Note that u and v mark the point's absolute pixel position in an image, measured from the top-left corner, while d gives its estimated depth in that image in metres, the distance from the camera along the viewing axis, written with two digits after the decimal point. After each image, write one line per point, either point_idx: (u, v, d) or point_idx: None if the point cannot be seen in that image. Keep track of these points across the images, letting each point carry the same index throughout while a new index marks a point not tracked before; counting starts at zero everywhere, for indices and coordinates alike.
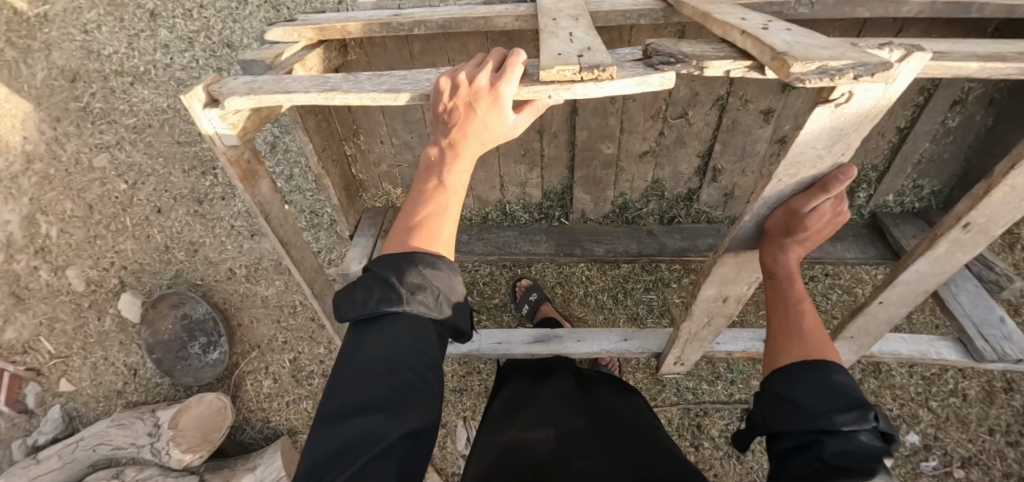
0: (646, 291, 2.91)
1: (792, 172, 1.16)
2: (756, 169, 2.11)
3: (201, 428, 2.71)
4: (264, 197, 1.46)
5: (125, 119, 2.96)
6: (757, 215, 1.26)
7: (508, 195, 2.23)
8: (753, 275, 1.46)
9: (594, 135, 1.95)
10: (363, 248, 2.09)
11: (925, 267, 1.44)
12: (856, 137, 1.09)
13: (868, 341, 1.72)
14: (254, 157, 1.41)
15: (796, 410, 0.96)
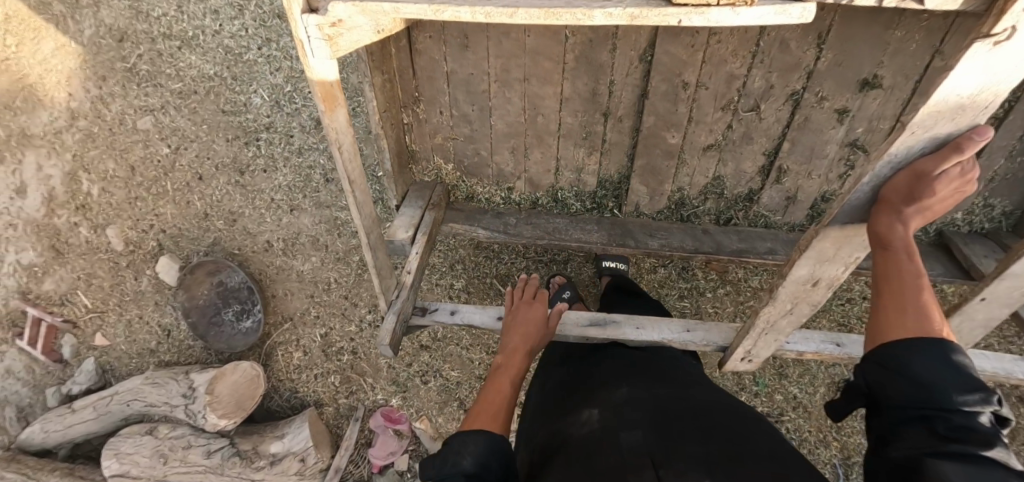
0: (680, 298, 2.84)
1: (929, 123, 1.03)
2: (823, 172, 2.02)
3: (236, 395, 2.78)
4: (342, 130, 1.38)
5: (170, 83, 2.93)
6: (876, 177, 1.12)
7: (561, 180, 2.16)
8: (854, 255, 1.30)
9: (660, 122, 1.90)
10: (410, 218, 1.97)
11: (1000, 290, 1.40)
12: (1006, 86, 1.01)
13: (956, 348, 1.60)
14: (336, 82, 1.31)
15: (908, 382, 0.83)
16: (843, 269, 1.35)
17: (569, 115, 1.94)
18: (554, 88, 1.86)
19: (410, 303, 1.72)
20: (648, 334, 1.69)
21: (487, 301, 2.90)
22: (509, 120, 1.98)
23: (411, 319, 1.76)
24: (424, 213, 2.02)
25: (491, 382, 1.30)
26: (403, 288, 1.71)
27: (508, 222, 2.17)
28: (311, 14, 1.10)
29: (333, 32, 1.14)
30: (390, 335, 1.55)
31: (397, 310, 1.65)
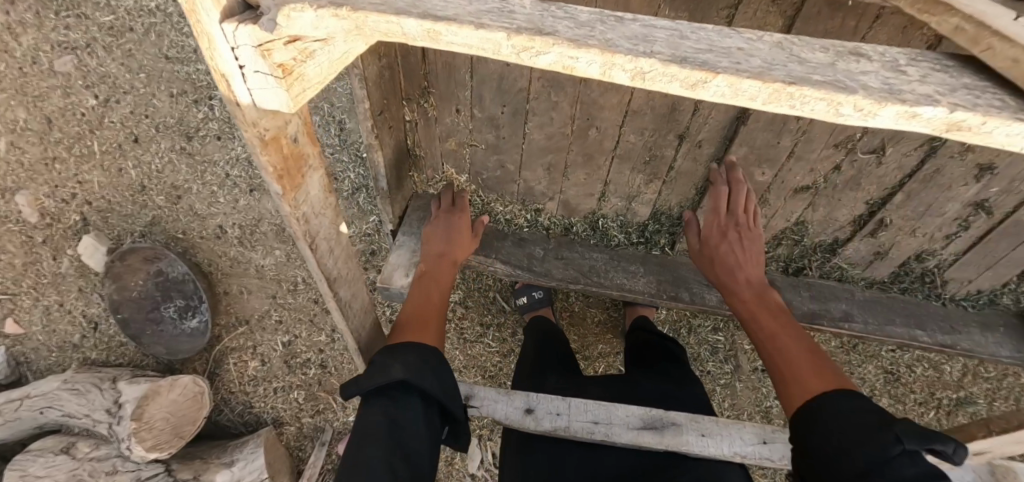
0: (714, 331, 2.52)
1: None
2: (930, 230, 1.68)
3: (173, 417, 2.31)
4: (315, 199, 1.05)
5: (99, 16, 2.30)
6: None
7: (606, 207, 1.68)
8: None
9: (751, 155, 1.44)
10: (412, 253, 1.51)
11: None
12: None
13: None
14: (299, 134, 0.95)
15: (837, 449, 0.88)
16: None
17: (630, 133, 1.43)
18: (618, 98, 1.34)
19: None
20: (717, 448, 1.29)
21: (487, 319, 2.47)
22: (549, 132, 1.46)
23: None
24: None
25: (422, 296, 1.31)
26: None
27: (531, 254, 1.68)
28: (243, 24, 0.66)
29: (287, 56, 0.72)
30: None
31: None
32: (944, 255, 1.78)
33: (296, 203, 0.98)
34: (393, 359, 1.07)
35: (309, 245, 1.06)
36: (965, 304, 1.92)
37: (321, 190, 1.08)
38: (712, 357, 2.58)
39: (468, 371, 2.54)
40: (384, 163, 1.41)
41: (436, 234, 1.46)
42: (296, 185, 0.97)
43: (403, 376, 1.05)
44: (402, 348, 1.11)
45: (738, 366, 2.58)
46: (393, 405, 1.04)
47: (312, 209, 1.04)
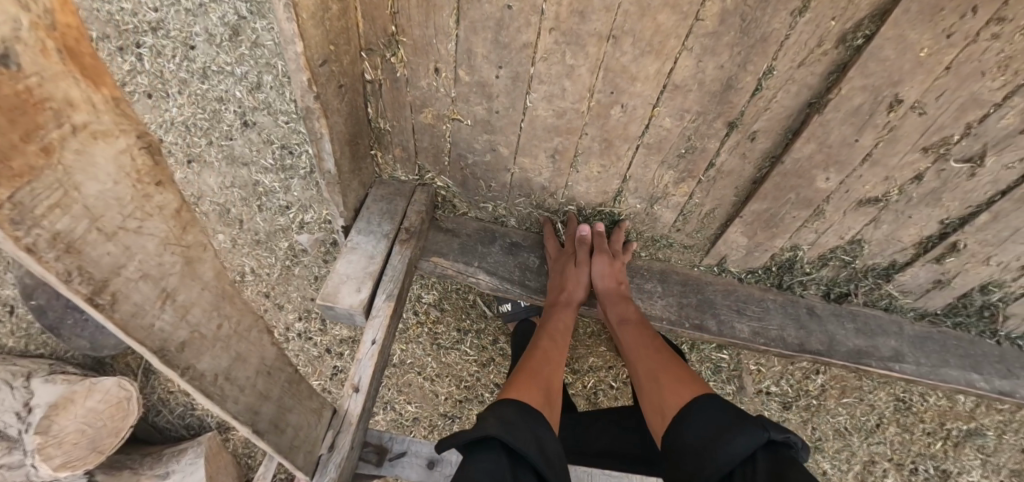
0: (719, 349, 2.23)
1: None
2: (1009, 260, 1.36)
3: (89, 429, 1.86)
4: (97, 201, 0.47)
5: None
6: None
7: (619, 208, 1.33)
8: None
9: (820, 154, 1.11)
10: (367, 259, 1.14)
11: None
12: None
13: None
14: (23, 59, 0.39)
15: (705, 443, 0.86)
16: None
17: (666, 116, 1.10)
18: (656, 65, 1.01)
19: (355, 452, 0.97)
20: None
21: (466, 324, 2.13)
22: (558, 107, 1.11)
23: (359, 467, 1.03)
24: (390, 252, 1.16)
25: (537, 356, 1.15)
26: (349, 431, 0.94)
27: (525, 264, 1.35)
28: None
29: None
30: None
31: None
32: (1013, 288, 1.47)
33: (22, 218, 0.40)
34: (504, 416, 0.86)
35: (95, 302, 0.48)
36: None
37: (129, 186, 0.51)
38: (713, 377, 2.27)
39: (442, 382, 2.19)
40: (332, 137, 1.04)
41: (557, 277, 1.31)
42: (17, 175, 0.39)
43: (498, 431, 0.82)
44: (507, 405, 0.90)
45: (741, 389, 2.26)
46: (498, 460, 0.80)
47: (90, 223, 0.46)
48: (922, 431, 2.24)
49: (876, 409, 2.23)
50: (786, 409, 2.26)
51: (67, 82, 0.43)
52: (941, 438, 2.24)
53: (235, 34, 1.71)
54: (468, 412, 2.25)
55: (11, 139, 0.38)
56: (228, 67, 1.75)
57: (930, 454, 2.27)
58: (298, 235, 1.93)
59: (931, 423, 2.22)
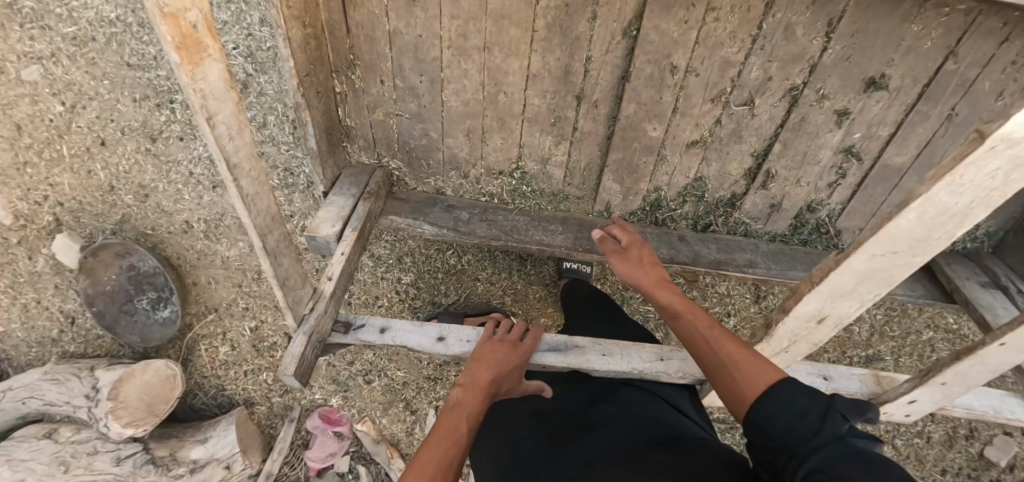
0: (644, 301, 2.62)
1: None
2: (813, 179, 1.83)
3: (147, 397, 2.42)
4: (218, 90, 0.97)
5: (62, 27, 2.32)
6: (985, 375, 1.43)
7: (524, 171, 1.83)
8: (984, 376, 1.43)
9: (641, 111, 1.65)
10: (340, 209, 1.60)
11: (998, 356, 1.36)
12: None
13: (962, 388, 1.48)
14: (200, 25, 0.89)
15: (778, 445, 0.78)
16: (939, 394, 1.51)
17: (535, 96, 1.66)
18: (518, 62, 1.58)
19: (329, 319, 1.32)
20: (616, 365, 1.37)
21: (439, 297, 2.62)
22: (464, 98, 1.67)
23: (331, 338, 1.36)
24: (356, 204, 1.63)
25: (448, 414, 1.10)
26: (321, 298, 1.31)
27: (459, 217, 1.80)
28: None
29: None
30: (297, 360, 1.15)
31: (302, 330, 1.25)
32: (832, 205, 1.93)
33: (196, 82, 0.90)
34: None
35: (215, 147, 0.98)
36: None
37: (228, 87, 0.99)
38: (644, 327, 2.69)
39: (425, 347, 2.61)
40: (314, 124, 1.57)
41: (501, 360, 1.26)
42: (194, 65, 0.89)
43: None
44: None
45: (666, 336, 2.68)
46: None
47: (216, 96, 0.96)
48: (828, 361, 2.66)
49: None
50: None
51: (210, 35, 0.92)
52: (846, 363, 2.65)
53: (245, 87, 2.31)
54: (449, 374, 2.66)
55: (192, 54, 0.88)
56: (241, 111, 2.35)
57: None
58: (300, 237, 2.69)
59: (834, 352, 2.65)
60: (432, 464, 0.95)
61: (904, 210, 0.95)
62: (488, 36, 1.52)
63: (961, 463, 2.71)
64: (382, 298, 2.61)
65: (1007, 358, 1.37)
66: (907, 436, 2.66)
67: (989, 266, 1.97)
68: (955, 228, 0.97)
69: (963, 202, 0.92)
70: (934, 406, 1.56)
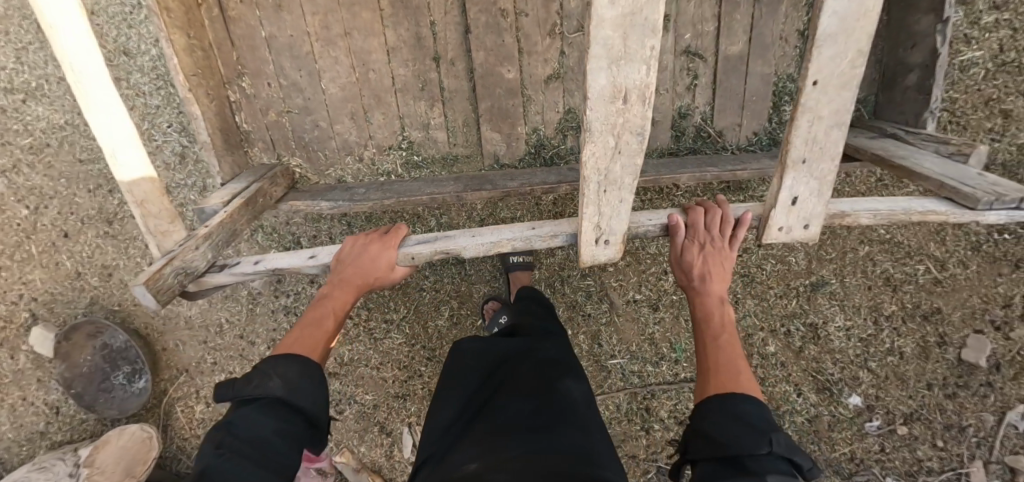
0: (584, 277, 2.69)
1: (840, 70, 1.11)
2: (669, 85, 1.94)
3: (123, 461, 2.46)
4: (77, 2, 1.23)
5: (20, 140, 2.59)
6: (837, 137, 1.19)
7: (410, 142, 2.03)
8: (838, 137, 1.19)
9: (491, 57, 1.88)
10: (232, 189, 1.80)
11: (831, 102, 1.15)
12: (855, 37, 1.08)
13: (827, 166, 1.23)
14: None
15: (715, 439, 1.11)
16: (813, 185, 1.25)
17: (399, 67, 1.92)
18: (377, 40, 1.87)
19: (197, 251, 1.47)
20: (483, 238, 1.37)
21: (389, 313, 2.61)
22: (341, 83, 1.94)
23: (205, 277, 1.52)
24: (249, 185, 1.84)
25: (309, 322, 1.31)
26: (197, 238, 1.49)
27: (357, 192, 1.99)
28: None
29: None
30: (145, 275, 1.32)
31: (166, 257, 1.42)
32: (701, 107, 1.98)
33: None
34: (277, 372, 1.16)
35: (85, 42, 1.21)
36: (752, 149, 2.03)
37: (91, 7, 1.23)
38: (588, 301, 2.71)
39: (386, 363, 2.66)
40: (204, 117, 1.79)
41: (363, 253, 1.38)
42: None
43: (280, 392, 1.13)
44: (286, 360, 1.19)
45: (612, 303, 2.70)
46: (267, 413, 1.10)
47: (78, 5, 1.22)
48: (775, 295, 2.80)
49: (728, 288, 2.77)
50: (657, 310, 2.72)
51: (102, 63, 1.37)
52: (795, 296, 2.81)
53: (182, 158, 2.60)
54: (415, 389, 2.70)
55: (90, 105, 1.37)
56: (183, 181, 2.63)
57: (791, 313, 2.83)
58: (254, 283, 2.51)
59: (779, 286, 2.79)
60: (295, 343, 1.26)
61: None
62: (345, 23, 1.85)
63: (943, 372, 2.87)
64: None
65: (837, 99, 1.15)
66: (877, 355, 2.88)
67: (876, 126, 1.92)
68: None
69: None
70: (823, 206, 1.29)
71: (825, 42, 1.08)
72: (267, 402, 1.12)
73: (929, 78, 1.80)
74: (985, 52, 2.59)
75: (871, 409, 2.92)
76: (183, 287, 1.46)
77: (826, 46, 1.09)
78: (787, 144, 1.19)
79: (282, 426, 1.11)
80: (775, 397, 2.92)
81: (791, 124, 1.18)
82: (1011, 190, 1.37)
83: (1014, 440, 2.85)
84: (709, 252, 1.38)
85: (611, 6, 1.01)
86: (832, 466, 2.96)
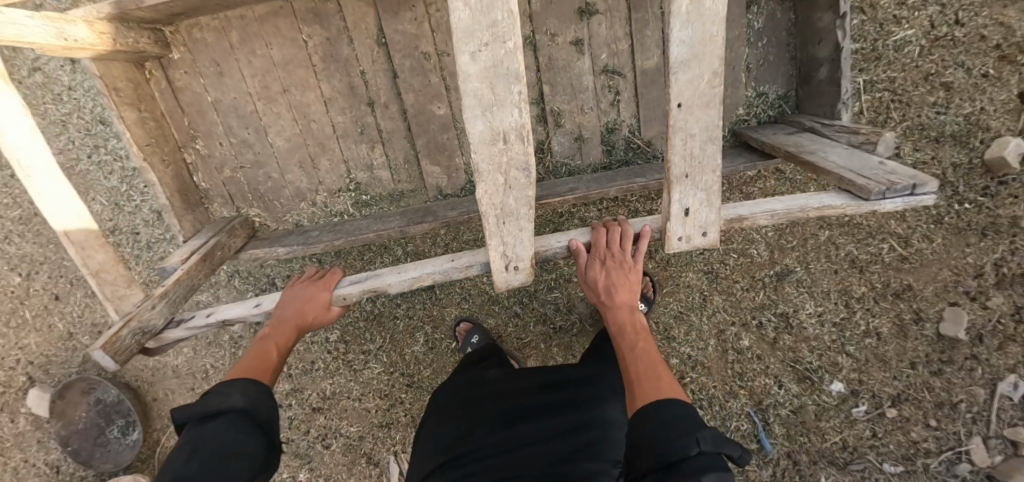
0: (551, 291, 2.72)
1: (701, 91, 1.19)
2: (593, 104, 2.04)
3: None
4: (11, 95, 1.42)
5: (9, 212, 2.76)
6: (715, 151, 1.26)
7: (357, 183, 2.15)
8: (715, 151, 1.26)
9: (420, 97, 2.00)
10: (191, 246, 1.92)
11: (701, 120, 1.22)
12: (707, 61, 1.16)
13: (710, 178, 1.30)
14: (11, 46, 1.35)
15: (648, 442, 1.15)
16: (701, 196, 1.32)
17: (337, 115, 2.03)
18: (313, 92, 1.99)
19: (152, 312, 1.59)
20: (407, 275, 1.48)
21: (366, 344, 2.71)
22: (285, 136, 2.06)
23: (163, 333, 1.65)
24: (207, 240, 1.96)
25: (256, 353, 1.46)
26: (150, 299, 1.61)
27: (310, 235, 2.11)
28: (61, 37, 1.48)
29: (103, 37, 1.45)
30: (101, 340, 1.44)
31: (123, 319, 1.54)
32: (627, 121, 2.07)
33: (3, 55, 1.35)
34: (234, 390, 1.30)
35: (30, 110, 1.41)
36: None
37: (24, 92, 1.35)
38: (559, 314, 2.76)
39: (368, 393, 2.75)
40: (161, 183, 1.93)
41: (305, 293, 1.58)
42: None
43: (241, 405, 1.28)
44: (239, 381, 1.34)
45: (581, 315, 2.75)
46: (226, 424, 1.23)
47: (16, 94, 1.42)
48: (742, 290, 2.82)
49: (695, 287, 2.82)
50: None
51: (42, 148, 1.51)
52: (761, 288, 2.82)
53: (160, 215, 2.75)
54: (398, 416, 2.77)
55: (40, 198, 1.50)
56: (162, 236, 2.77)
57: (761, 305, 2.83)
58: (233, 327, 2.61)
59: (744, 280, 2.81)
60: (242, 368, 1.41)
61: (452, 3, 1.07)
62: (281, 81, 1.97)
63: (925, 349, 2.84)
64: (317, 361, 2.72)
65: (705, 116, 1.22)
66: (853, 339, 2.85)
67: (796, 120, 1.98)
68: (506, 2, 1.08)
69: None
70: (717, 215, 1.35)
71: (679, 69, 1.16)
72: (228, 418, 1.25)
73: (837, 73, 1.85)
74: (916, 30, 2.60)
75: (856, 394, 2.88)
76: (141, 345, 1.58)
77: (682, 71, 1.17)
78: (667, 162, 1.26)
79: (244, 433, 1.25)
80: (756, 392, 2.88)
81: (668, 144, 1.25)
82: (901, 178, 1.43)
83: (1011, 412, 2.78)
84: (614, 268, 1.50)
85: (474, 62, 1.12)
86: (825, 457, 2.88)
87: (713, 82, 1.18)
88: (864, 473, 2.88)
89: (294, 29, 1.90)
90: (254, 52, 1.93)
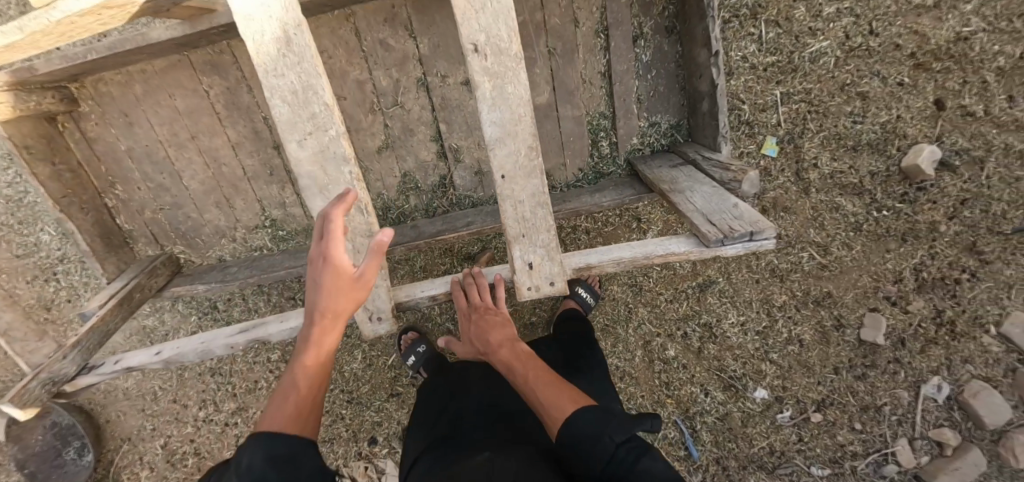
0: None
1: (518, 160, 1.35)
2: None
3: None
4: None
5: None
6: (546, 209, 1.41)
7: (273, 219, 2.25)
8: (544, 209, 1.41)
9: None
10: (110, 290, 2.04)
11: (526, 186, 1.37)
12: (520, 136, 1.34)
13: (546, 236, 1.42)
14: None
15: (585, 442, 1.17)
16: (541, 251, 1.44)
17: (246, 158, 2.13)
18: (221, 138, 2.08)
19: (63, 361, 1.71)
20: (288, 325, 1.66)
21: None
22: (199, 179, 2.16)
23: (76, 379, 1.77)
24: (127, 282, 2.07)
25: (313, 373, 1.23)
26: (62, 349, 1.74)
27: (229, 271, 2.22)
28: None
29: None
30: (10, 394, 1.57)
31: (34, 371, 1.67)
32: None
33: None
34: (274, 442, 1.04)
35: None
36: (578, 185, 2.20)
37: None
38: None
39: None
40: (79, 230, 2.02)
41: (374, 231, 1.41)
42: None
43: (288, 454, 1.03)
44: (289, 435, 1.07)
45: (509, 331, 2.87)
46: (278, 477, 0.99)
47: None
48: (665, 301, 2.86)
49: (620, 300, 2.87)
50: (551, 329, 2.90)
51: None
52: (684, 299, 2.86)
53: None
54: (339, 431, 2.92)
55: None
56: None
57: (684, 315, 2.87)
58: None
59: (667, 292, 2.86)
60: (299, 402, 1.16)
61: (274, 104, 1.37)
62: (189, 128, 2.07)
63: (847, 354, 2.82)
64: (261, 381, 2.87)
65: (528, 182, 1.37)
66: (776, 345, 2.85)
67: (683, 151, 2.07)
68: (319, 97, 1.38)
69: (294, 81, 1.36)
70: (560, 267, 1.47)
71: (495, 145, 1.34)
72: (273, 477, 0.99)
73: (715, 107, 1.90)
74: (832, 42, 2.51)
75: (780, 401, 2.87)
76: (53, 393, 1.72)
77: (498, 147, 1.34)
78: (500, 221, 1.39)
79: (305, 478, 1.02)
80: (682, 400, 2.90)
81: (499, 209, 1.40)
82: (739, 225, 1.52)
83: (936, 414, 2.77)
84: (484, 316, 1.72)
85: (303, 148, 1.40)
86: (754, 461, 2.88)
87: (527, 152, 1.35)
88: (792, 477, 2.87)
89: (195, 80, 1.99)
90: (159, 103, 2.01)
